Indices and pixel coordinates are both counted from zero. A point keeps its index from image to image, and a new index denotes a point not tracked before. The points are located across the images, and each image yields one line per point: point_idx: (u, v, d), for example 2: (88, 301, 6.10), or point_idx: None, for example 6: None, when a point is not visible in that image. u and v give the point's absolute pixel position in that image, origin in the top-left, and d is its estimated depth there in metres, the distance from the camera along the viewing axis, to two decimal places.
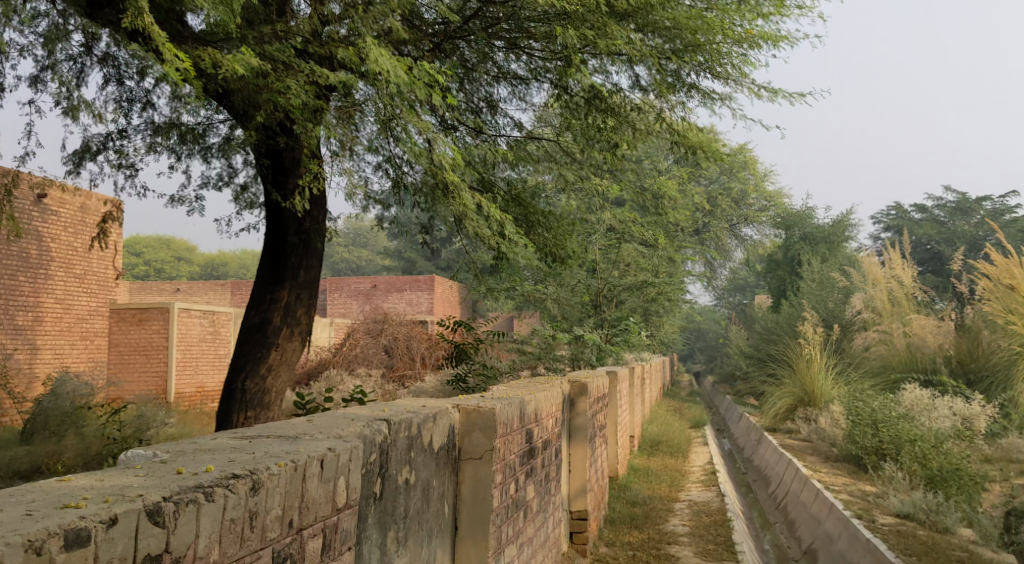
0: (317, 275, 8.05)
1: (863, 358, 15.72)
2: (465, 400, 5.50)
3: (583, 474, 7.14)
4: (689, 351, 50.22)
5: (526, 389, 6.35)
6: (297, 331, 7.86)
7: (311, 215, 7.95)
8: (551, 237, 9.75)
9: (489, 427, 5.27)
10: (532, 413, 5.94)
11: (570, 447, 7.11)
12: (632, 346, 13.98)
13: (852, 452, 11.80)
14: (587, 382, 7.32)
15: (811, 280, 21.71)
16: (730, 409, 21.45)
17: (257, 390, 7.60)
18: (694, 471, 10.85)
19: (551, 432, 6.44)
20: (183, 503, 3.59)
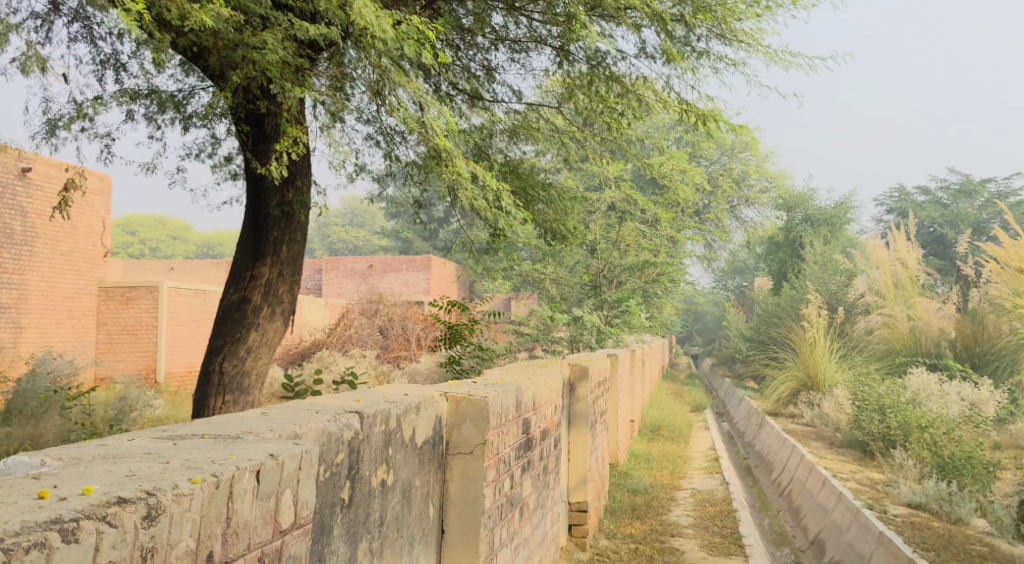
0: (300, 250, 7.67)
1: (867, 342, 15.40)
2: (455, 388, 5.16)
3: (583, 464, 6.80)
4: (687, 335, 50.02)
5: (523, 374, 5.99)
6: (279, 311, 7.49)
7: (296, 190, 7.56)
8: (551, 212, 9.38)
9: (481, 420, 4.92)
10: (528, 400, 5.60)
11: (570, 435, 6.78)
12: (633, 328, 13.65)
13: (857, 438, 11.49)
14: (587, 367, 6.97)
15: (813, 262, 21.36)
16: (730, 392, 21.17)
17: (235, 373, 7.26)
18: (697, 457, 10.54)
19: (549, 421, 6.10)
20: (21, 549, 3.21)
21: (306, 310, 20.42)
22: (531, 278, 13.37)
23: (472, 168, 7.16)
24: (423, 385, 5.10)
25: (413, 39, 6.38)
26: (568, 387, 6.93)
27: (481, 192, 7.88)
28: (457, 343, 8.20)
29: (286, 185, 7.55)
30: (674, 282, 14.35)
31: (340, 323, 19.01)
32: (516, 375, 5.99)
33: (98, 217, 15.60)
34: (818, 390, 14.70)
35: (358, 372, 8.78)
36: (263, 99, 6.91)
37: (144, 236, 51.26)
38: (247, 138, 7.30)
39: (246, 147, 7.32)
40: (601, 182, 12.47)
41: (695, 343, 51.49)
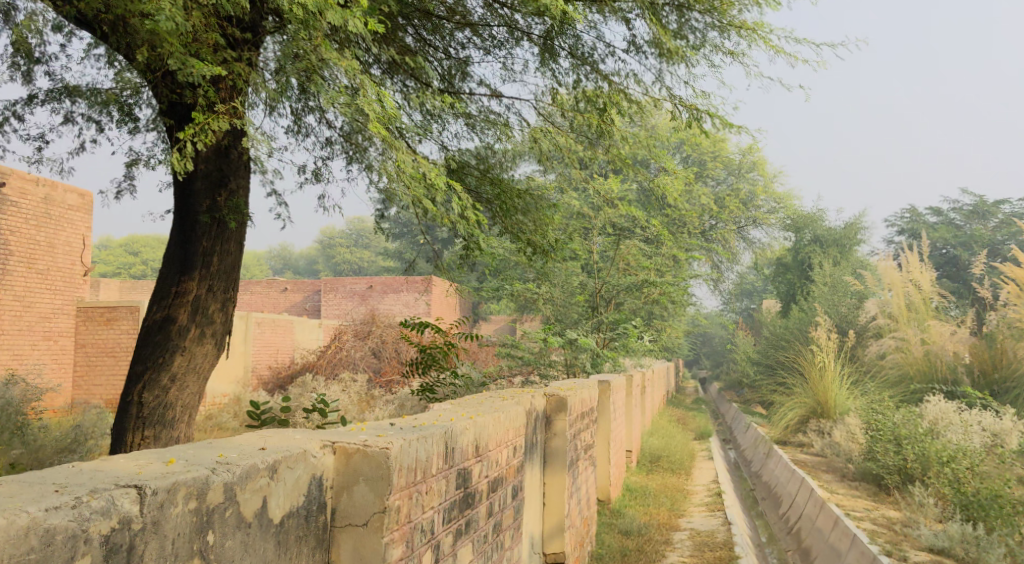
0: (234, 262, 7.08)
1: (879, 367, 14.65)
2: (354, 434, 4.36)
3: (561, 508, 6.18)
4: (696, 358, 49.22)
5: (472, 411, 5.27)
6: (209, 333, 6.90)
7: (228, 192, 6.97)
8: (530, 223, 8.84)
9: (376, 479, 4.11)
10: (464, 446, 4.81)
11: (545, 476, 6.17)
12: (632, 352, 12.94)
13: (871, 471, 10.73)
14: (565, 398, 6.37)
15: (823, 284, 20.61)
16: (737, 418, 20.38)
17: (156, 404, 6.67)
18: (698, 491, 9.78)
19: (506, 465, 5.40)
20: None
21: (297, 331, 19.62)
22: (524, 299, 12.68)
23: (427, 170, 6.42)
24: (321, 431, 4.36)
25: (348, 18, 5.79)
26: (544, 419, 6.33)
27: (442, 201, 7.15)
28: (433, 366, 7.61)
29: (215, 187, 6.95)
30: (676, 304, 13.63)
31: (332, 345, 18.39)
32: (463, 412, 5.24)
33: (78, 234, 14.94)
34: (828, 418, 13.92)
35: (329, 399, 8.09)
36: (184, 88, 6.36)
37: (144, 255, 50.58)
38: (172, 131, 6.69)
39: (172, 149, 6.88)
40: (597, 197, 11.76)
41: (702, 365, 50.58)
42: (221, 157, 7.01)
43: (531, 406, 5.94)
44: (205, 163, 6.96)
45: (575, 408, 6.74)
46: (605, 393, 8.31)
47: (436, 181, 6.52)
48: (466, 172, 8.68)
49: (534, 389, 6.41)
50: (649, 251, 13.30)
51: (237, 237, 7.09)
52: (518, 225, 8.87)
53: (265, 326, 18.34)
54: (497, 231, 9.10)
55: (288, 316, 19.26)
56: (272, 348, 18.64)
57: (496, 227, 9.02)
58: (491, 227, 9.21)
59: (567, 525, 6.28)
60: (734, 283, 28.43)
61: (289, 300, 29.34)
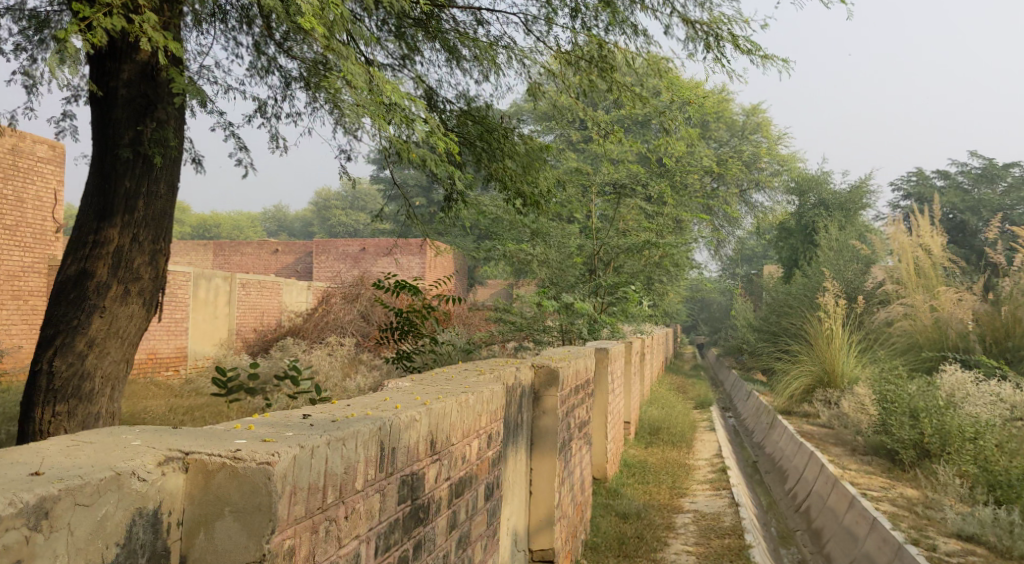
0: (165, 207, 6.50)
1: (886, 333, 13.99)
2: (233, 439, 3.72)
3: (549, 499, 5.58)
4: (693, 324, 48.59)
5: (431, 391, 4.63)
6: (136, 292, 6.32)
7: (157, 121, 6.34)
8: (520, 169, 8.23)
9: (243, 510, 3.51)
10: (412, 443, 4.16)
11: (529, 462, 5.56)
12: (632, 318, 12.23)
13: (884, 445, 10.07)
14: (556, 371, 5.68)
15: (828, 248, 19.88)
16: (737, 386, 19.75)
17: (71, 373, 6.08)
18: (701, 466, 9.14)
19: (476, 462, 4.74)
20: None
21: (284, 294, 18.82)
22: (518, 261, 11.96)
23: (380, 80, 5.64)
24: (198, 431, 3.77)
25: None
26: (532, 394, 5.66)
27: (410, 130, 6.42)
28: (411, 333, 7.11)
29: (141, 114, 6.34)
30: (679, 268, 12.88)
31: (320, 308, 17.71)
32: (425, 394, 4.57)
33: (49, 188, 14.12)
34: (835, 387, 13.24)
35: (299, 367, 7.42)
36: None
37: None
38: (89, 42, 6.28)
39: (90, 74, 6.42)
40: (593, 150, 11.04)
41: (700, 332, 49.93)
42: (147, 82, 6.38)
43: (515, 380, 5.28)
44: (131, 89, 6.34)
45: (570, 380, 6.04)
46: (603, 363, 7.64)
47: (393, 96, 5.74)
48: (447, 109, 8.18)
49: (520, 361, 5.73)
50: (650, 211, 12.56)
51: (166, 173, 6.51)
52: (509, 170, 8.26)
53: (250, 287, 17.55)
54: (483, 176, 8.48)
55: (276, 278, 18.42)
56: (258, 310, 17.86)
57: (482, 173, 8.41)
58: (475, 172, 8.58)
59: (557, 516, 5.67)
60: (735, 247, 27.68)
61: (280, 262, 28.56)
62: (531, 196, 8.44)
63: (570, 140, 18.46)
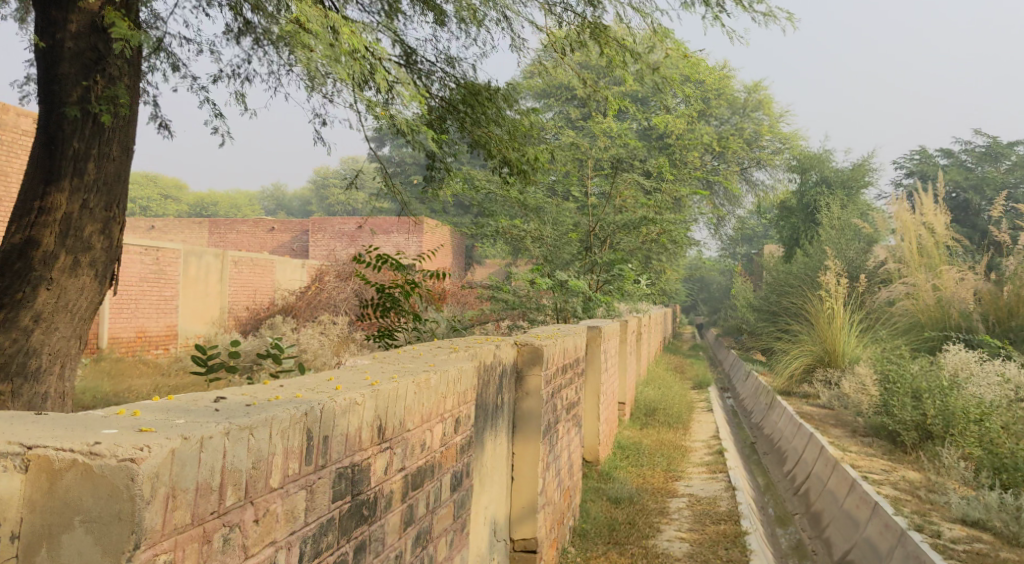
0: (118, 169, 6.23)
1: (887, 313, 13.73)
2: (104, 428, 3.15)
3: (533, 485, 5.37)
4: (693, 303, 48.42)
5: (386, 373, 4.23)
6: (86, 261, 6.07)
7: (107, 77, 6.10)
8: (505, 135, 8.17)
9: (99, 517, 2.96)
10: (347, 432, 3.68)
11: (511, 446, 5.36)
12: (628, 296, 11.96)
13: (884, 427, 9.83)
14: (541, 349, 5.47)
15: (829, 227, 19.59)
16: (735, 366, 19.52)
17: (16, 349, 5.85)
18: (698, 448, 8.88)
19: (444, 450, 4.41)
20: None
21: (278, 272, 18.53)
22: (511, 238, 11.68)
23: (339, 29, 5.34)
24: (67, 419, 3.21)
25: None
26: (514, 372, 5.46)
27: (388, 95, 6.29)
28: (394, 310, 6.86)
29: (89, 69, 6.07)
30: (677, 246, 12.57)
31: (313, 287, 17.44)
32: (378, 375, 4.21)
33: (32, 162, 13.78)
34: (836, 367, 12.98)
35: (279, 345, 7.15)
36: None
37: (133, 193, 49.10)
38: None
39: (35, 26, 6.11)
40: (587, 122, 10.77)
41: (700, 312, 49.76)
42: (97, 34, 6.08)
43: (494, 358, 5.05)
44: (78, 42, 6.04)
45: (557, 358, 5.82)
46: (595, 341, 7.39)
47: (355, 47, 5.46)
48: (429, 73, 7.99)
49: (503, 338, 5.53)
50: (648, 188, 12.27)
51: (120, 133, 6.22)
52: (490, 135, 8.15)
53: (243, 266, 17.26)
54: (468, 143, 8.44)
55: (269, 256, 18.12)
56: (250, 289, 17.57)
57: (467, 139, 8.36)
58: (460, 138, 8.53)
59: (541, 504, 5.45)
60: (735, 226, 27.39)
61: (276, 240, 28.26)
62: (517, 164, 8.34)
63: (567, 117, 18.12)
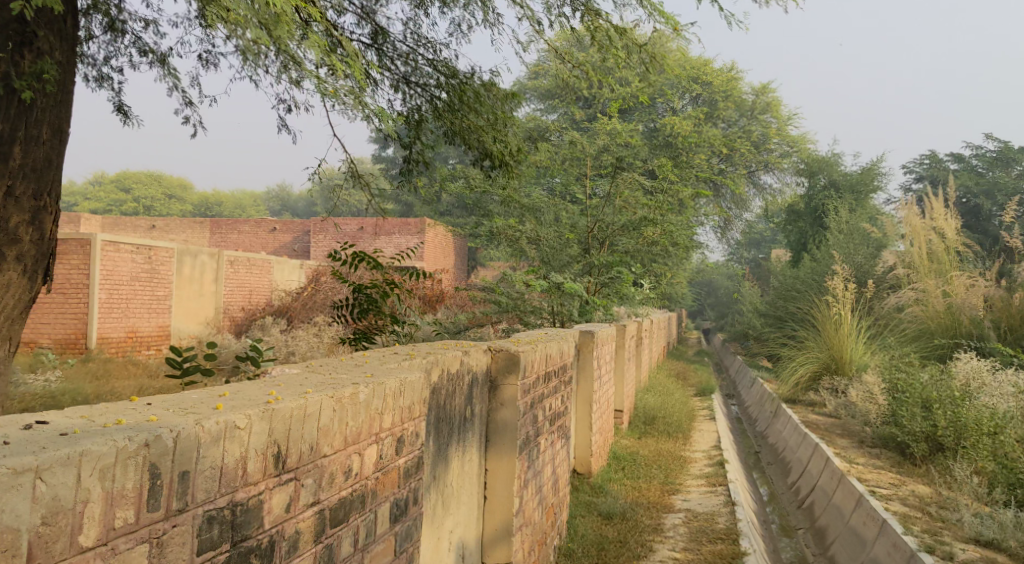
0: (48, 154, 6.01)
1: (895, 319, 13.34)
2: None
3: (508, 505, 5.27)
4: (700, 307, 47.96)
5: (301, 389, 4.14)
6: (14, 254, 5.91)
7: (36, 52, 5.83)
8: (484, 126, 8.53)
9: None
10: (220, 461, 3.68)
11: (485, 463, 5.28)
12: (629, 300, 11.58)
13: (893, 438, 9.43)
14: (517, 356, 5.35)
15: (838, 230, 19.17)
16: (741, 373, 19.15)
17: None
18: (697, 459, 8.53)
19: (378, 481, 4.29)
20: None
21: (276, 271, 18.20)
22: (507, 239, 11.31)
23: None
24: None
25: None
26: (488, 381, 5.34)
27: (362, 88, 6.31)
28: (372, 311, 6.66)
29: (20, 45, 5.79)
30: (681, 249, 12.16)
31: (311, 287, 17.14)
32: (292, 390, 4.11)
33: None
34: (842, 374, 12.56)
35: (255, 348, 6.83)
36: None
37: (136, 192, 48.74)
38: None
39: None
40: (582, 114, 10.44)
41: (706, 316, 49.32)
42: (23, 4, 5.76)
43: (460, 367, 4.96)
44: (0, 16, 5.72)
45: (537, 365, 5.65)
46: (586, 348, 7.16)
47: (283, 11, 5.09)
48: (405, 56, 7.90)
49: (479, 343, 5.43)
50: (651, 188, 11.88)
51: (52, 116, 6.03)
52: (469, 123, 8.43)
53: (239, 265, 16.93)
54: (446, 132, 8.78)
55: (266, 256, 17.79)
56: (247, 289, 17.23)
57: (445, 127, 8.70)
58: (436, 126, 8.86)
59: (518, 524, 5.35)
60: (742, 230, 26.97)
61: (277, 240, 27.88)
62: (499, 155, 8.76)
63: (569, 117, 17.68)
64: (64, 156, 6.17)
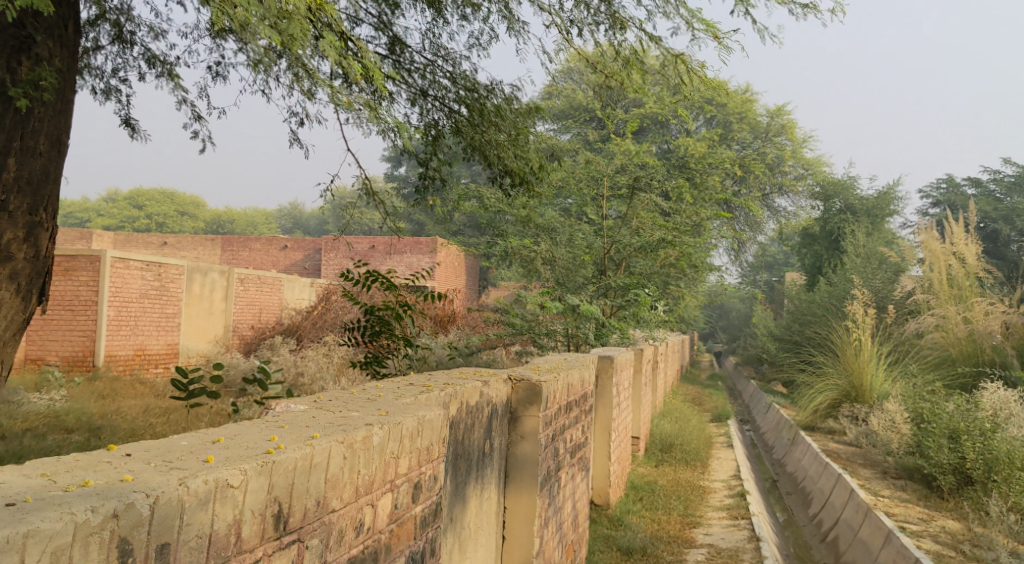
0: (45, 169, 5.89)
1: (915, 345, 13.04)
2: None
3: (527, 544, 5.18)
4: (711, 331, 47.58)
5: (306, 431, 3.98)
6: (7, 270, 5.78)
7: (34, 59, 5.78)
8: (505, 140, 8.31)
9: None
10: (209, 527, 3.54)
11: (506, 499, 5.20)
12: (645, 323, 11.32)
13: (918, 469, 9.14)
14: (538, 387, 5.27)
15: (855, 254, 18.88)
16: (756, 398, 18.82)
17: None
18: (717, 489, 8.26)
19: (392, 531, 4.15)
20: None
21: (286, 290, 18.00)
22: (520, 259, 11.07)
23: None
24: None
25: None
26: (508, 412, 5.27)
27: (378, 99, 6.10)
28: (385, 333, 6.43)
29: (17, 51, 5.74)
30: (697, 271, 11.90)
31: (321, 306, 16.94)
32: (295, 433, 3.94)
33: None
34: (863, 402, 12.22)
35: (264, 369, 6.60)
36: None
37: (147, 209, 48.69)
38: None
39: None
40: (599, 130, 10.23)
41: (718, 339, 48.93)
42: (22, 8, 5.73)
43: (480, 398, 4.89)
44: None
45: (558, 396, 5.57)
46: (605, 374, 6.92)
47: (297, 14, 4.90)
48: (423, 67, 7.71)
49: (499, 372, 5.36)
50: (667, 209, 11.64)
51: (50, 126, 5.93)
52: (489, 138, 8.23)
53: (250, 283, 16.74)
54: (464, 147, 8.59)
55: (277, 274, 17.60)
56: (257, 307, 17.04)
57: (463, 141, 8.51)
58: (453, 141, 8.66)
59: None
60: (756, 253, 26.68)
61: (288, 259, 27.73)
62: (520, 172, 8.54)
63: (582, 137, 17.48)
64: (63, 169, 6.05)
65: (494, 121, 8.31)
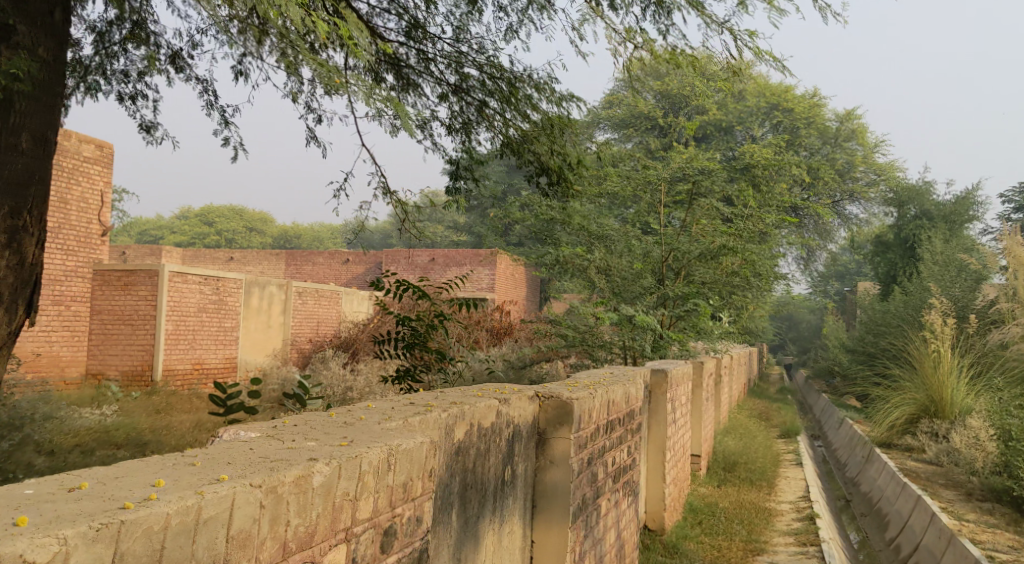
0: (24, 169, 5.97)
1: (1001, 357, 12.28)
2: None
3: None
4: (781, 342, 46.44)
5: (166, 484, 3.63)
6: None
7: (16, 46, 5.86)
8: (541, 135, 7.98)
9: None
10: None
11: (534, 526, 4.99)
12: (708, 335, 10.81)
13: (1007, 491, 8.48)
14: (568, 404, 5.05)
15: (932, 262, 18.03)
16: (827, 412, 18.11)
17: None
18: (785, 512, 7.73)
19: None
20: None
21: (344, 303, 17.88)
22: (575, 269, 10.67)
23: None
24: None
25: None
26: (537, 433, 5.07)
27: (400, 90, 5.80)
28: (418, 347, 6.11)
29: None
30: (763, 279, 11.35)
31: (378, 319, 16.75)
32: (154, 488, 3.61)
33: (95, 189, 13.28)
34: (943, 418, 11.51)
35: (301, 383, 6.33)
36: None
37: (216, 225, 49.33)
38: None
39: None
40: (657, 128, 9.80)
41: (788, 351, 47.74)
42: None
43: (496, 418, 4.70)
44: None
45: (595, 414, 5.32)
46: (659, 389, 6.59)
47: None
48: (451, 60, 7.43)
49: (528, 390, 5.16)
50: (731, 214, 11.11)
51: (35, 120, 6.04)
52: (521, 130, 7.94)
53: (308, 296, 16.62)
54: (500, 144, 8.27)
55: (335, 287, 17.47)
56: (315, 320, 16.92)
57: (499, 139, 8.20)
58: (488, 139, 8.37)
59: None
60: (826, 262, 25.80)
61: (352, 273, 27.68)
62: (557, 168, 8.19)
63: (643, 146, 16.95)
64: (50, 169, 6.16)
65: (528, 112, 7.98)
